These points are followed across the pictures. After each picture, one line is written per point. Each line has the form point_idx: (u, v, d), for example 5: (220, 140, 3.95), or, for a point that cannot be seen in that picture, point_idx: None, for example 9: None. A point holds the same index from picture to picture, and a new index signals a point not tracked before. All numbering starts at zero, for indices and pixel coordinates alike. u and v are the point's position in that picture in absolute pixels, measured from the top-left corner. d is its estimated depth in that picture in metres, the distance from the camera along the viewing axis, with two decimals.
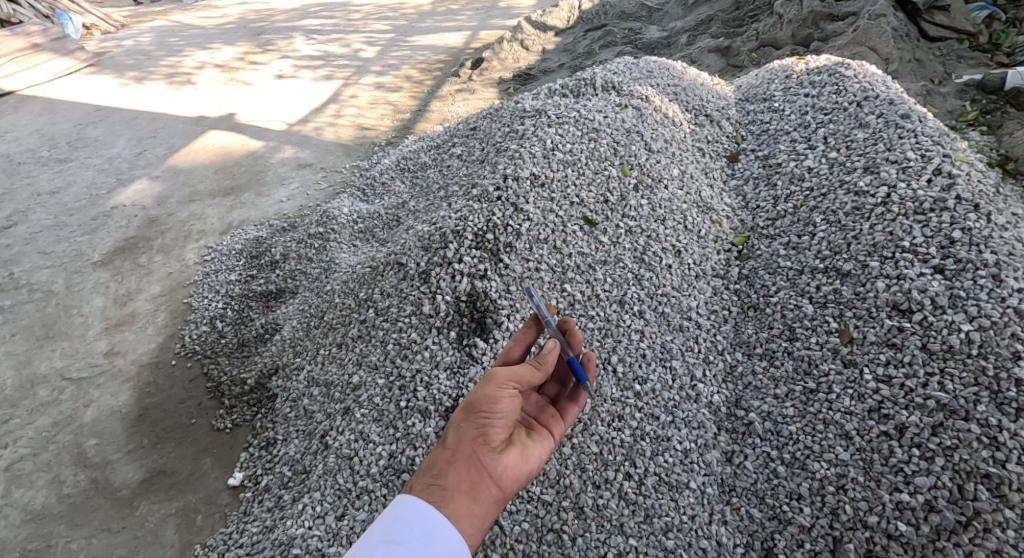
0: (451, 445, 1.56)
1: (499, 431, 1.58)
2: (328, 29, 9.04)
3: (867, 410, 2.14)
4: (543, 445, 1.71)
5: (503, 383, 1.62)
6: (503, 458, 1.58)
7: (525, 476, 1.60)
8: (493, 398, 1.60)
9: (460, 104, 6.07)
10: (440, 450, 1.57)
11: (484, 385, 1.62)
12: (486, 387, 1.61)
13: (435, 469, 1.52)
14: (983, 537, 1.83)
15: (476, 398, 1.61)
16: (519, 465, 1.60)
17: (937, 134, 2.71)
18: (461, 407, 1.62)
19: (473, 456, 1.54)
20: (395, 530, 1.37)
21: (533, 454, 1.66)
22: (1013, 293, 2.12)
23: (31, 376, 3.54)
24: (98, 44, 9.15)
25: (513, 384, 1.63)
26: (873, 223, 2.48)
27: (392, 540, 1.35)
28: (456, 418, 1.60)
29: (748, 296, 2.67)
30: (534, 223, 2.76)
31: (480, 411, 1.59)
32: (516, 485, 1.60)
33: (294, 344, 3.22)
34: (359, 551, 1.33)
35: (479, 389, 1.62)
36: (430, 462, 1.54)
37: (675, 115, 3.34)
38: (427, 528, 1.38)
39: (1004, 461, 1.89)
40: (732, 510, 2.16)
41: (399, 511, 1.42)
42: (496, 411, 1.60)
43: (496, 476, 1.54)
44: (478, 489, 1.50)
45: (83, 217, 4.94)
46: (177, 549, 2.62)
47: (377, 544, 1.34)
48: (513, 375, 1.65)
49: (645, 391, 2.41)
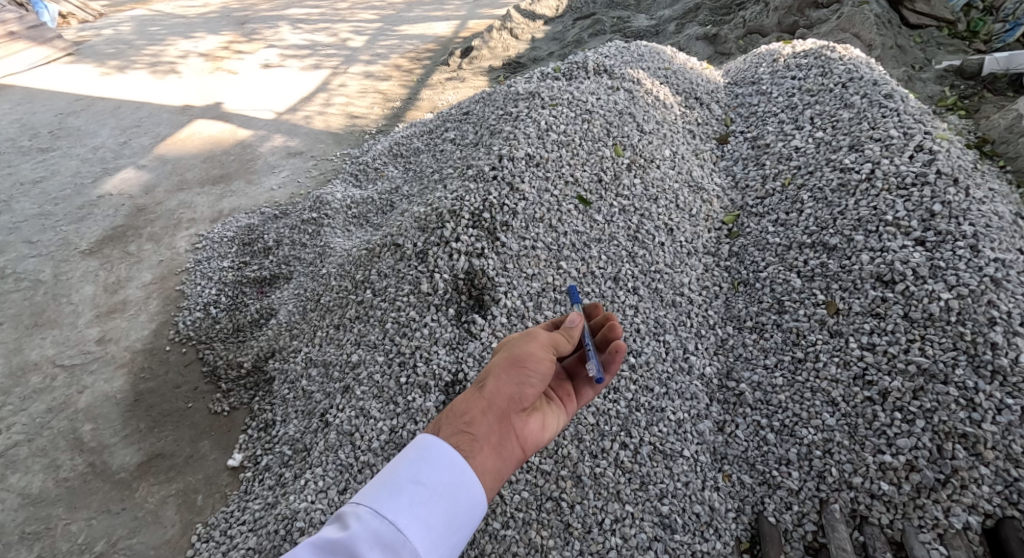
0: (484, 394, 1.57)
1: (532, 393, 1.61)
2: (315, 17, 8.99)
3: (852, 377, 2.23)
4: (558, 419, 1.74)
5: (542, 346, 1.69)
6: (526, 420, 1.60)
7: (543, 442, 1.64)
8: (533, 358, 1.65)
9: (450, 92, 6.11)
10: (472, 397, 1.57)
11: (526, 344, 1.68)
12: (526, 348, 1.67)
13: (467, 417, 1.50)
14: (960, 494, 1.95)
15: (518, 354, 1.65)
16: (539, 433, 1.63)
17: (919, 113, 2.81)
18: (498, 362, 1.65)
19: (504, 411, 1.55)
20: (420, 472, 1.31)
21: (547, 428, 1.67)
22: (990, 262, 2.21)
23: (22, 363, 3.52)
24: (76, 33, 9.02)
25: (552, 349, 1.69)
26: (858, 199, 2.58)
27: (419, 482, 1.29)
28: (496, 368, 1.62)
29: (738, 272, 2.75)
30: (530, 202, 2.83)
31: (518, 367, 1.63)
32: (533, 451, 1.62)
33: (291, 327, 3.24)
34: (383, 487, 1.28)
35: (518, 347, 1.67)
36: (460, 409, 1.53)
37: (665, 98, 3.42)
38: (452, 476, 1.33)
39: (980, 421, 1.99)
40: (724, 477, 2.24)
41: (424, 453, 1.36)
42: (533, 371, 1.64)
43: (522, 436, 1.56)
44: (505, 444, 1.50)
45: (68, 206, 4.88)
46: (179, 528, 2.64)
47: (403, 484, 1.28)
48: (553, 341, 1.72)
49: (639, 364, 2.47)
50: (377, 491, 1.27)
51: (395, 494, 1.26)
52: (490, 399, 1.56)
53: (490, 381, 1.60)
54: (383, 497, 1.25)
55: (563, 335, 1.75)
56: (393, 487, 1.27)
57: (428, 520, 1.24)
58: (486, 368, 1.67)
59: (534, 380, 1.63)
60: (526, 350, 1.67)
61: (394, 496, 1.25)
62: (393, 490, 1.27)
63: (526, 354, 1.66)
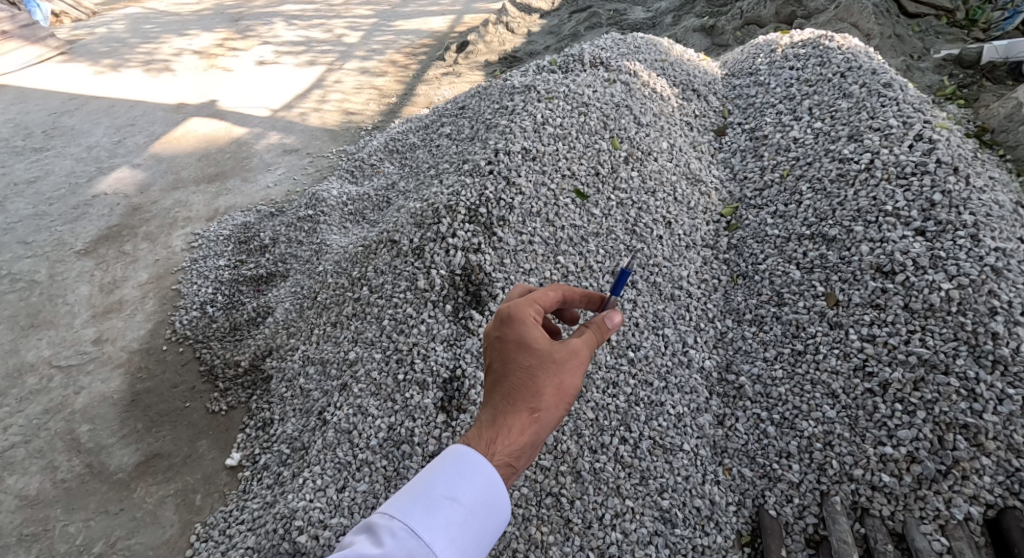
0: (533, 422, 1.50)
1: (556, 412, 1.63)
2: (310, 14, 8.93)
3: (852, 368, 2.21)
4: None
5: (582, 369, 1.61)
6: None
7: None
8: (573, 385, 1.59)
9: (446, 87, 6.06)
10: (522, 426, 1.48)
11: (570, 369, 1.58)
12: (572, 373, 1.58)
13: (519, 446, 1.46)
14: (961, 485, 1.94)
15: (564, 382, 1.56)
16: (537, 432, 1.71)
17: (918, 102, 2.78)
18: (549, 385, 1.54)
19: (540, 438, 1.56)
20: (456, 488, 1.28)
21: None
22: (990, 252, 2.20)
23: (18, 364, 3.50)
24: (70, 32, 8.95)
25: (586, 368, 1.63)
26: (857, 190, 2.57)
27: (454, 499, 1.27)
28: (544, 396, 1.53)
29: (737, 265, 2.73)
30: (527, 197, 2.80)
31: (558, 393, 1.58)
32: None
33: (288, 326, 3.22)
34: (417, 501, 1.25)
35: (563, 370, 1.56)
36: (512, 434, 1.46)
37: (663, 90, 3.40)
38: (487, 494, 1.31)
39: (981, 412, 1.98)
40: (724, 470, 2.23)
41: (461, 467, 1.32)
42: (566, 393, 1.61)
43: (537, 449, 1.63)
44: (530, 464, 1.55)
45: (63, 206, 4.85)
46: (178, 528, 2.63)
47: (438, 499, 1.25)
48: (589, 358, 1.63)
49: (638, 358, 2.46)
50: (411, 505, 1.24)
51: (429, 510, 1.23)
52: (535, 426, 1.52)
53: (539, 408, 1.51)
54: (417, 512, 1.22)
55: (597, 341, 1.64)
56: (427, 502, 1.25)
57: (461, 542, 1.23)
58: (527, 377, 1.54)
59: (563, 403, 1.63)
60: (570, 377, 1.58)
61: (428, 513, 1.22)
62: (427, 505, 1.24)
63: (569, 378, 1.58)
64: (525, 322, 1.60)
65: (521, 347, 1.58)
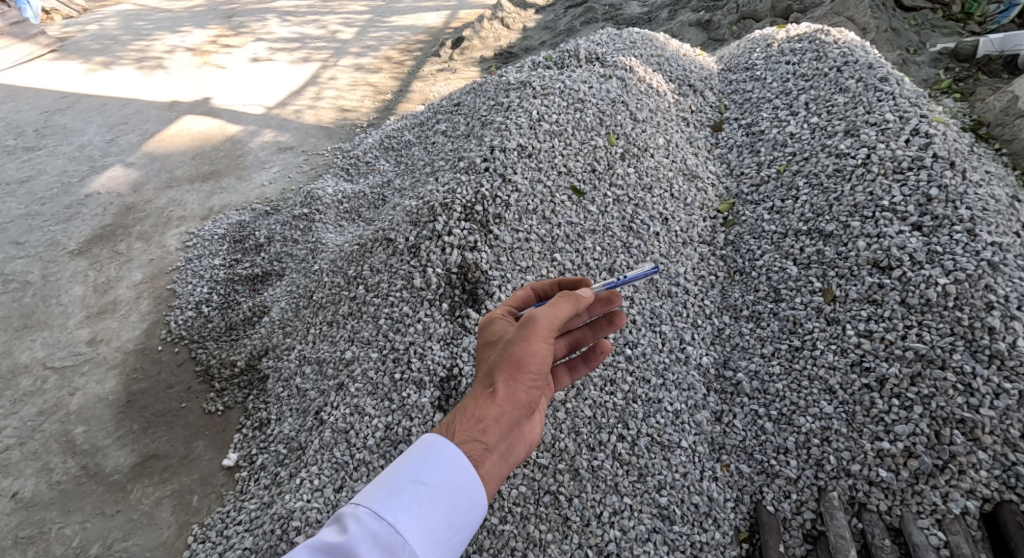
0: (496, 401, 1.50)
1: (538, 396, 1.57)
2: (303, 10, 8.87)
3: (849, 364, 2.21)
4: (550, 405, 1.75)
5: (544, 336, 1.56)
6: (529, 422, 1.60)
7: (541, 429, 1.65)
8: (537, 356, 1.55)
9: (441, 84, 6.03)
10: (481, 403, 1.49)
11: (528, 339, 1.54)
12: (529, 342, 1.54)
13: (481, 423, 1.45)
14: (958, 479, 1.94)
15: (521, 354, 1.54)
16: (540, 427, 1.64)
17: (914, 96, 2.78)
18: (504, 359, 1.54)
19: (514, 417, 1.51)
20: (422, 471, 1.28)
21: (545, 413, 1.71)
22: (987, 246, 2.19)
23: (12, 366, 3.47)
24: (60, 29, 8.87)
25: (553, 335, 1.57)
26: (854, 184, 2.56)
27: (420, 482, 1.26)
28: (500, 372, 1.53)
29: (734, 261, 2.73)
30: (522, 194, 2.79)
31: (523, 369, 1.54)
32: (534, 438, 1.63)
33: (284, 325, 3.21)
34: (383, 487, 1.24)
35: (520, 342, 1.55)
36: (472, 413, 1.47)
37: (659, 86, 3.39)
38: (455, 475, 1.30)
39: (977, 406, 1.98)
40: (722, 467, 2.23)
41: (426, 451, 1.33)
42: (537, 369, 1.55)
43: (527, 437, 1.57)
44: (511, 450, 1.49)
45: (56, 206, 4.81)
46: (174, 530, 2.61)
47: (403, 484, 1.25)
48: (554, 327, 1.57)
49: (635, 355, 2.45)
50: (377, 491, 1.24)
51: (394, 494, 1.23)
52: (502, 405, 1.50)
53: (498, 385, 1.52)
54: (382, 497, 1.22)
55: (564, 308, 1.59)
56: (392, 487, 1.24)
57: (429, 522, 1.22)
58: (489, 361, 1.58)
59: (540, 379, 1.57)
60: (529, 347, 1.54)
61: (393, 496, 1.22)
62: (392, 490, 1.24)
63: (528, 349, 1.54)
64: (493, 320, 1.70)
65: (489, 341, 1.65)
